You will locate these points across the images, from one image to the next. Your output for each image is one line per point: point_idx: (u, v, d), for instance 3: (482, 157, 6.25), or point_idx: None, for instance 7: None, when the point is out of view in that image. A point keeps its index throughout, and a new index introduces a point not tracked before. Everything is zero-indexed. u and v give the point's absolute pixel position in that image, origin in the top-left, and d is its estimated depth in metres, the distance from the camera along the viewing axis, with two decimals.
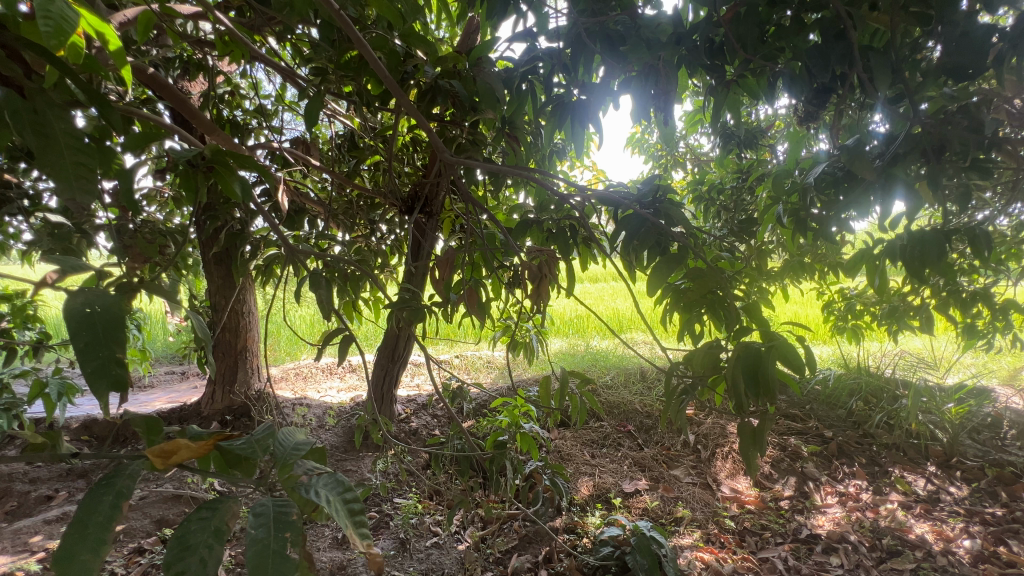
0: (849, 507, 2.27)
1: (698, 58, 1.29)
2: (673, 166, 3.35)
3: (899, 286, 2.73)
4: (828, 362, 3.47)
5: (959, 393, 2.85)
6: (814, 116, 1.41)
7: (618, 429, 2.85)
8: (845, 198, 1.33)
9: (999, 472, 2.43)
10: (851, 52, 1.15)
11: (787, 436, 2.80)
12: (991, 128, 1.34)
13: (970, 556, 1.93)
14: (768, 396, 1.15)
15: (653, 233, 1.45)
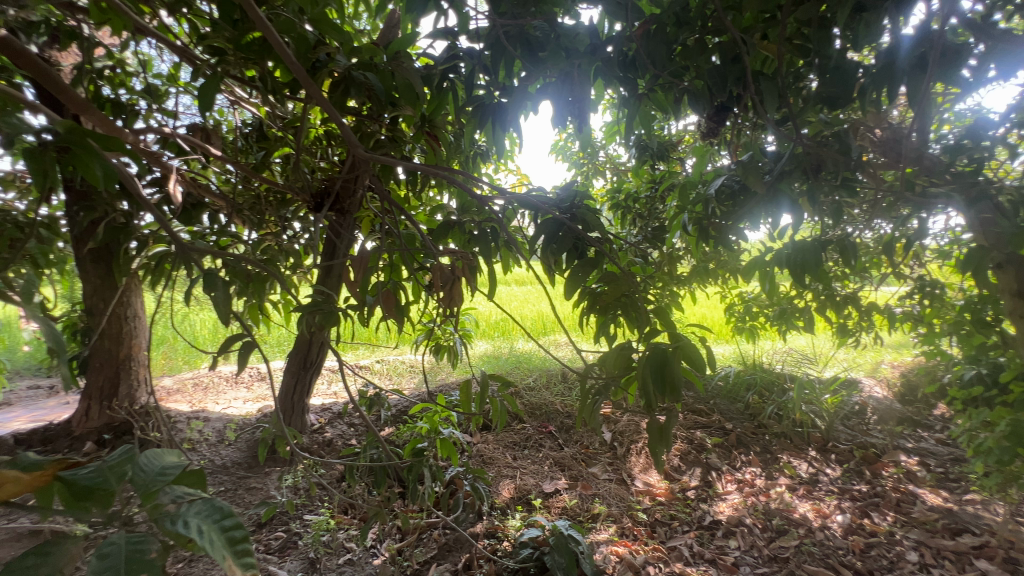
0: (746, 492, 2.47)
1: (612, 69, 1.35)
2: (593, 174, 3.47)
3: (788, 290, 3.04)
4: (729, 360, 3.79)
5: (834, 384, 3.23)
6: (714, 132, 1.53)
7: (539, 430, 2.89)
8: (740, 209, 1.45)
9: (864, 453, 2.79)
10: (745, 75, 1.26)
11: (693, 429, 3.00)
12: (857, 152, 1.53)
13: (842, 529, 2.18)
14: (673, 394, 1.22)
15: (572, 237, 1.49)
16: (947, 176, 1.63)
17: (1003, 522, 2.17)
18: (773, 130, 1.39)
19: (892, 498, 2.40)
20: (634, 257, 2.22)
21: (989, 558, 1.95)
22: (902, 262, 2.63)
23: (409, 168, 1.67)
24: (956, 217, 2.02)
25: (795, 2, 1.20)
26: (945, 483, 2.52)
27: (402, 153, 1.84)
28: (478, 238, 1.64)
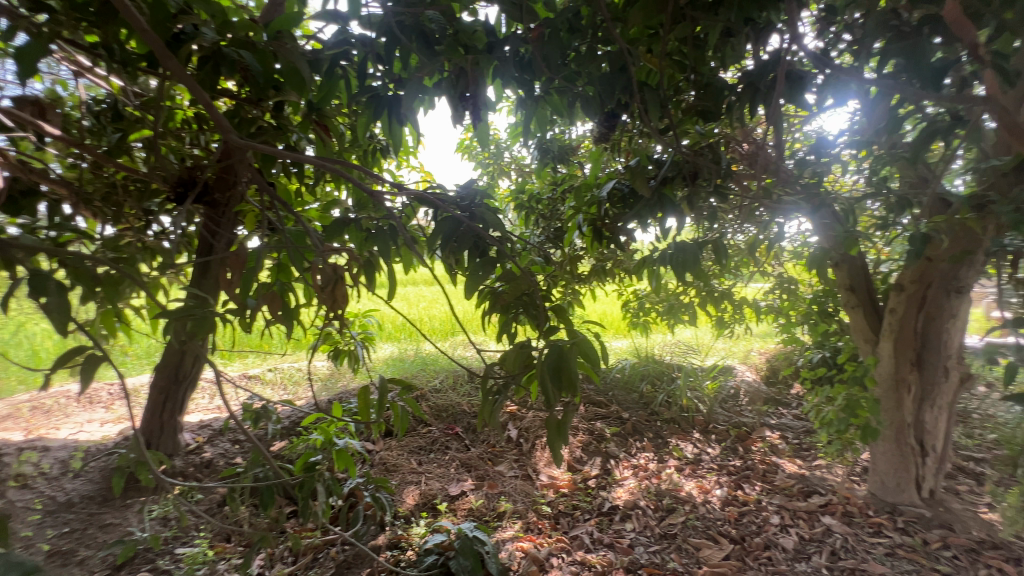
0: (640, 476, 2.65)
1: (507, 69, 1.35)
2: (499, 174, 3.49)
3: (675, 287, 3.32)
4: (627, 353, 4.05)
5: (714, 371, 3.59)
6: (606, 137, 1.60)
7: (446, 433, 2.85)
8: (630, 211, 1.54)
9: (738, 432, 3.13)
10: (631, 84, 1.34)
11: (594, 421, 3.16)
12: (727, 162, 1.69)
13: (720, 502, 2.41)
14: (570, 389, 1.25)
15: (472, 236, 1.47)
16: (796, 187, 1.88)
17: (841, 481, 2.56)
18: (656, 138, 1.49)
19: (760, 469, 2.72)
20: (536, 257, 2.27)
21: (831, 513, 2.28)
22: (766, 261, 2.99)
23: (295, 159, 1.53)
24: (804, 223, 2.34)
25: (672, 21, 1.30)
26: (799, 453, 2.92)
27: (288, 143, 1.68)
28: (375, 236, 1.55)
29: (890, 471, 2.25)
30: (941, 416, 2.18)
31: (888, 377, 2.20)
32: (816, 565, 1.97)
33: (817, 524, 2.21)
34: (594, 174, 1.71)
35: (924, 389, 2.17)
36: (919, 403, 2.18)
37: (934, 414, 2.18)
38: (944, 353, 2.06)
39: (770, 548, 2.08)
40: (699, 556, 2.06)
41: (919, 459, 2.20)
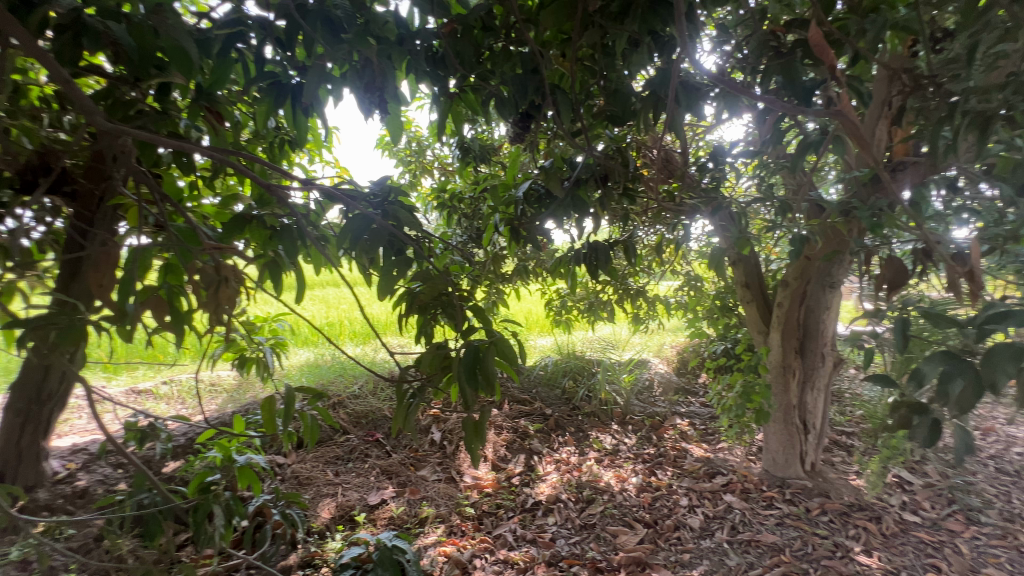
0: (563, 471, 2.72)
1: (419, 63, 1.31)
2: (421, 172, 3.41)
3: (595, 285, 3.46)
4: (550, 351, 4.15)
5: (630, 365, 3.76)
6: (522, 138, 1.62)
7: (365, 440, 2.74)
8: (545, 211, 1.57)
9: (652, 421, 3.33)
10: (543, 86, 1.35)
11: (518, 419, 3.20)
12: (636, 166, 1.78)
13: (636, 489, 2.54)
14: (488, 388, 1.23)
15: (385, 235, 1.42)
16: (697, 192, 2.02)
17: (740, 461, 2.81)
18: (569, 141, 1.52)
19: (671, 455, 2.91)
20: (456, 257, 2.24)
21: (732, 491, 2.49)
22: (675, 261, 3.21)
23: (180, 147, 1.36)
24: (706, 225, 2.52)
25: (582, 28, 1.33)
26: (705, 437, 3.16)
27: (173, 130, 1.50)
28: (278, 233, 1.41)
29: (779, 449, 2.50)
30: (819, 397, 2.46)
31: (777, 365, 2.44)
32: (719, 539, 2.13)
33: (719, 502, 2.39)
34: (510, 174, 1.72)
35: (806, 374, 2.43)
36: (803, 386, 2.44)
37: (814, 396, 2.45)
38: (821, 340, 2.32)
39: (680, 529, 2.22)
40: (616, 542, 2.16)
41: (803, 437, 2.47)
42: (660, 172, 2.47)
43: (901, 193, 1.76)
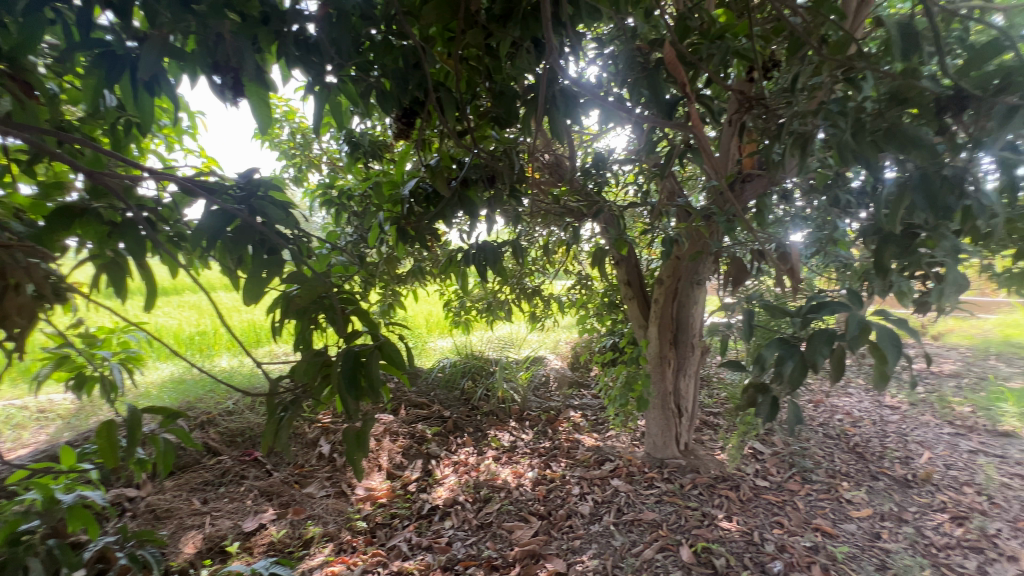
0: (460, 472, 2.71)
1: (287, 47, 1.20)
2: (307, 167, 3.18)
3: (493, 285, 3.50)
4: (450, 353, 4.12)
5: (525, 363, 3.95)
6: (406, 134, 1.57)
7: (241, 460, 2.49)
8: (433, 211, 1.54)
9: (548, 415, 3.45)
10: (426, 82, 1.32)
11: (415, 424, 3.13)
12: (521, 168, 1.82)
13: (531, 483, 2.61)
14: (374, 394, 1.17)
15: (254, 232, 1.28)
16: (582, 195, 2.14)
17: (626, 446, 3.02)
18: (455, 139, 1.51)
19: (564, 447, 3.04)
20: (343, 258, 2.12)
21: (618, 475, 2.66)
22: (568, 261, 3.36)
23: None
24: (592, 228, 2.68)
25: (465, 26, 1.32)
26: (596, 427, 3.34)
27: None
28: (118, 230, 1.19)
29: (658, 432, 2.74)
30: (691, 383, 2.73)
31: (655, 356, 2.67)
32: (606, 523, 2.26)
33: (608, 487, 2.55)
34: (398, 172, 1.66)
35: (679, 363, 2.68)
36: (677, 374, 2.69)
37: (686, 382, 2.71)
38: (690, 332, 2.58)
39: (571, 517, 2.33)
40: (512, 537, 2.19)
41: (677, 420, 2.73)
42: (550, 175, 2.57)
43: (747, 202, 2.02)
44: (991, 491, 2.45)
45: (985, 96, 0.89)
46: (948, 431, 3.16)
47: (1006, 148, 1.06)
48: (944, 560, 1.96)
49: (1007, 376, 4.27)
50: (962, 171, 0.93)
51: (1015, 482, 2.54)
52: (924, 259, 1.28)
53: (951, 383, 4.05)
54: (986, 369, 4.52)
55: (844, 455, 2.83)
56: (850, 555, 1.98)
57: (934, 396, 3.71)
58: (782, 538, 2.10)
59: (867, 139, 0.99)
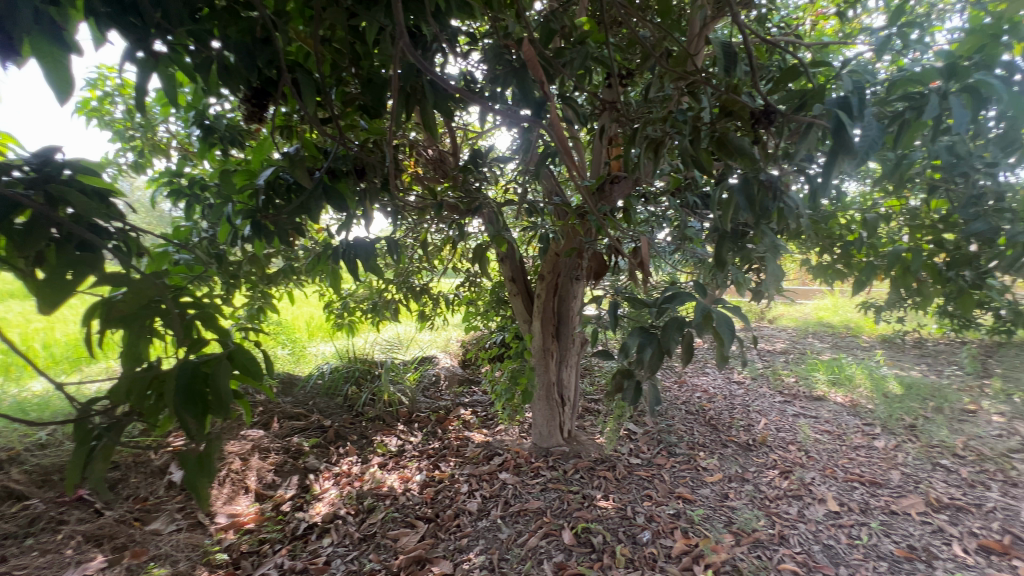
0: (342, 484, 2.55)
1: (90, 1, 0.98)
2: (152, 152, 2.73)
3: (378, 285, 3.35)
4: (333, 357, 3.87)
5: (414, 364, 3.86)
6: (260, 118, 1.39)
7: (58, 502, 2.06)
8: (293, 203, 1.38)
9: (437, 415, 3.40)
10: (277, 60, 1.17)
11: (291, 437, 2.87)
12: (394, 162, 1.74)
13: (419, 486, 2.55)
14: (220, 409, 0.96)
15: (48, 224, 1.04)
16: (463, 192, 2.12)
17: (514, 439, 3.09)
18: (317, 125, 1.39)
19: (454, 446, 3.01)
20: (192, 257, 1.86)
21: (506, 468, 2.71)
22: (455, 259, 3.35)
23: None
24: (476, 225, 2.69)
25: (324, 4, 1.21)
26: (485, 422, 3.37)
27: None
28: None
29: (543, 422, 2.85)
30: (572, 373, 2.87)
31: (538, 349, 2.76)
32: (494, 517, 2.29)
33: (495, 481, 2.58)
34: (253, 161, 1.48)
35: (561, 355, 2.81)
36: (559, 365, 2.81)
37: (568, 372, 2.85)
38: (570, 325, 2.70)
39: (459, 516, 2.31)
40: (397, 546, 2.11)
41: (561, 409, 2.85)
42: (433, 172, 2.52)
43: (616, 203, 2.16)
44: (808, 447, 2.95)
45: (787, 114, 1.05)
46: (778, 399, 3.75)
47: (801, 162, 1.26)
48: (774, 509, 2.31)
49: (819, 350, 5.21)
50: (773, 177, 1.09)
51: (824, 437, 3.09)
52: (750, 253, 1.47)
53: (781, 359, 4.83)
54: (805, 345, 5.47)
55: (702, 428, 3.21)
56: (705, 516, 2.23)
57: (768, 371, 4.39)
58: (651, 508, 2.30)
59: (701, 146, 1.12)
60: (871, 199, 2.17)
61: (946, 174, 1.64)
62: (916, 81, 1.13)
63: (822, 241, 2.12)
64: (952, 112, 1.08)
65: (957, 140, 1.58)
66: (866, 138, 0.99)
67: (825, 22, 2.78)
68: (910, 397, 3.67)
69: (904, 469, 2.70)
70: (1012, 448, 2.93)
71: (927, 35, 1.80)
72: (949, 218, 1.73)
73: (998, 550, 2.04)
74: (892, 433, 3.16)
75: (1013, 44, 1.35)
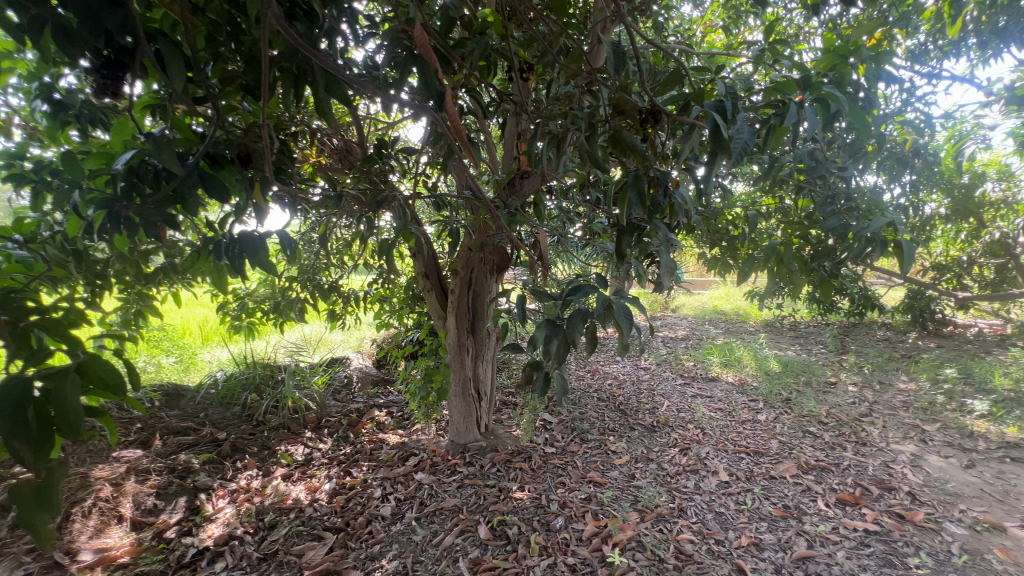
0: (239, 501, 2.34)
1: None
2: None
3: (281, 283, 3.10)
4: (229, 364, 3.53)
5: (323, 367, 3.65)
6: (114, 92, 1.18)
7: None
8: (161, 193, 1.20)
9: (349, 419, 3.24)
10: (133, 26, 1.00)
11: (177, 455, 2.57)
12: (284, 149, 1.59)
13: (328, 496, 2.42)
14: (68, 428, 0.77)
15: None
16: (368, 184, 2.03)
17: (430, 438, 3.03)
18: (189, 105, 1.24)
19: (367, 450, 2.89)
20: (35, 254, 1.56)
21: (422, 468, 2.65)
22: (366, 255, 3.20)
23: None
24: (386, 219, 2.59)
25: None
26: (401, 423, 3.28)
27: None
28: None
29: (459, 418, 2.82)
30: (488, 367, 2.87)
31: (454, 345, 2.72)
32: (408, 519, 2.23)
33: (411, 482, 2.52)
34: (112, 142, 1.29)
35: (477, 350, 2.79)
36: (475, 361, 2.79)
37: (484, 367, 2.84)
38: (484, 320, 2.69)
39: (371, 522, 2.23)
40: (302, 561, 1.98)
41: (477, 404, 2.84)
42: (339, 162, 2.37)
43: (525, 197, 2.18)
44: (704, 424, 3.23)
45: (673, 115, 1.12)
46: (679, 382, 4.07)
47: (688, 161, 1.36)
48: (674, 484, 2.50)
49: (713, 336, 5.73)
50: (661, 174, 1.17)
51: (717, 414, 3.40)
52: (648, 246, 1.55)
53: (682, 345, 5.24)
54: (702, 331, 5.99)
55: (612, 414, 3.38)
56: (613, 497, 2.36)
57: (670, 356, 4.74)
58: (564, 495, 2.38)
59: (596, 143, 1.16)
60: (752, 198, 2.40)
61: (808, 175, 1.85)
62: (780, 91, 1.26)
63: (711, 236, 2.31)
64: (808, 121, 1.21)
65: (816, 147, 1.80)
66: (739, 140, 1.08)
67: (713, 34, 3.03)
68: (786, 374, 4.17)
69: (781, 438, 3.05)
70: (862, 413, 3.44)
71: (794, 52, 2.03)
72: (812, 216, 1.97)
73: (852, 501, 2.37)
74: (771, 407, 3.56)
75: (856, 65, 1.55)
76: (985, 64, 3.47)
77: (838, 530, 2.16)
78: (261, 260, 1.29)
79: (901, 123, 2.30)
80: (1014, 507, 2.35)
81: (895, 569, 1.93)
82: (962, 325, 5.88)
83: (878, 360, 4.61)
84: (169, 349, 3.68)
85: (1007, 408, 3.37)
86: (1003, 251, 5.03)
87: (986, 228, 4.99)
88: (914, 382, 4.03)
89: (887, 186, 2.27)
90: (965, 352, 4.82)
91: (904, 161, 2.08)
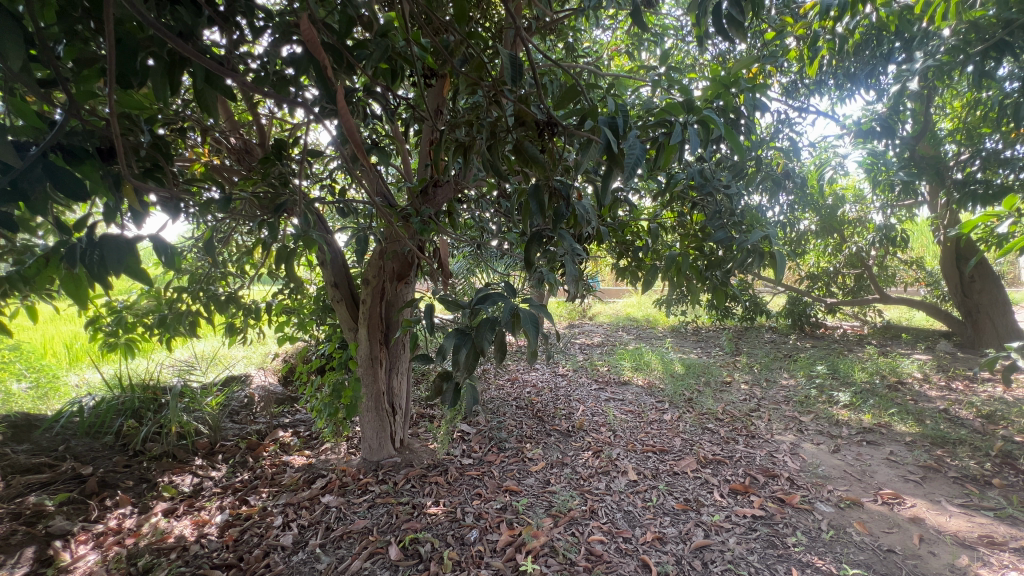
0: (107, 545, 2.04)
1: None
2: None
3: (168, 294, 2.75)
4: (100, 387, 3.07)
5: (217, 386, 3.30)
6: None
7: None
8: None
9: (248, 443, 2.99)
10: None
11: (24, 498, 2.19)
12: (153, 146, 1.42)
13: (219, 529, 2.19)
14: None
15: None
16: (266, 186, 1.86)
17: (341, 457, 2.86)
18: (31, 86, 1.07)
19: (268, 475, 2.66)
20: None
21: (330, 490, 2.48)
22: (268, 264, 2.93)
23: None
24: (290, 224, 2.41)
25: None
26: (308, 443, 3.08)
27: None
28: None
29: (373, 434, 2.69)
30: (403, 379, 2.76)
31: (365, 357, 2.58)
32: (312, 547, 2.07)
33: (316, 507, 2.35)
34: None
35: (391, 362, 2.66)
36: (389, 373, 2.66)
37: (398, 379, 2.72)
38: (398, 330, 2.58)
39: (270, 553, 2.04)
40: None
41: (391, 418, 2.73)
42: (235, 163, 2.18)
43: (438, 205, 2.13)
44: (615, 426, 3.37)
45: (570, 127, 1.17)
46: (593, 387, 4.23)
47: (588, 174, 1.43)
48: (587, 487, 2.57)
49: (625, 341, 6.05)
50: (561, 186, 1.21)
51: (627, 416, 3.58)
52: (555, 255, 1.58)
53: (597, 351, 5.48)
54: (616, 337, 6.30)
55: (530, 421, 3.43)
56: (528, 505, 2.37)
57: (586, 362, 4.93)
58: (479, 506, 2.35)
59: (498, 152, 1.20)
60: (654, 212, 2.56)
61: (699, 192, 2.02)
62: (669, 113, 1.37)
63: (618, 247, 2.43)
64: (691, 141, 1.32)
65: (705, 166, 1.98)
66: (632, 156, 1.12)
67: (620, 59, 3.21)
68: (689, 375, 4.50)
69: (684, 435, 3.27)
70: (752, 408, 3.80)
71: (687, 81, 2.21)
72: (704, 230, 2.14)
73: (742, 490, 2.59)
74: (676, 406, 3.81)
75: (738, 96, 1.72)
76: (842, 102, 4.05)
77: (731, 518, 2.35)
78: (129, 267, 1.07)
79: (777, 148, 2.59)
80: (869, 483, 2.71)
81: (776, 549, 2.13)
82: (831, 327, 6.75)
83: (765, 360, 5.14)
84: (22, 372, 3.11)
85: (864, 398, 3.89)
86: (859, 263, 5.86)
87: (845, 243, 5.81)
88: (794, 378, 4.54)
89: (768, 204, 2.54)
90: (833, 350, 5.52)
91: (778, 182, 2.35)
